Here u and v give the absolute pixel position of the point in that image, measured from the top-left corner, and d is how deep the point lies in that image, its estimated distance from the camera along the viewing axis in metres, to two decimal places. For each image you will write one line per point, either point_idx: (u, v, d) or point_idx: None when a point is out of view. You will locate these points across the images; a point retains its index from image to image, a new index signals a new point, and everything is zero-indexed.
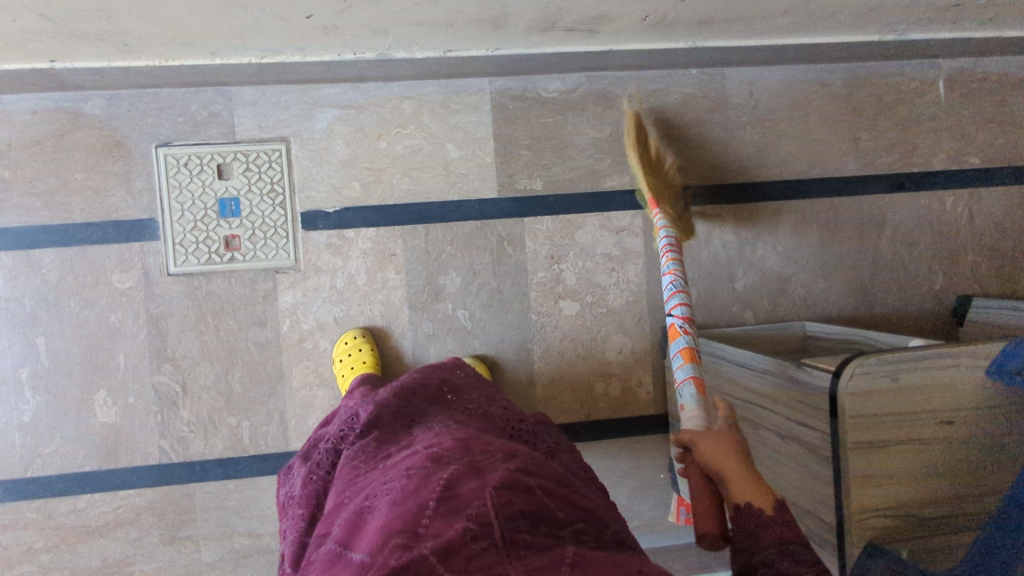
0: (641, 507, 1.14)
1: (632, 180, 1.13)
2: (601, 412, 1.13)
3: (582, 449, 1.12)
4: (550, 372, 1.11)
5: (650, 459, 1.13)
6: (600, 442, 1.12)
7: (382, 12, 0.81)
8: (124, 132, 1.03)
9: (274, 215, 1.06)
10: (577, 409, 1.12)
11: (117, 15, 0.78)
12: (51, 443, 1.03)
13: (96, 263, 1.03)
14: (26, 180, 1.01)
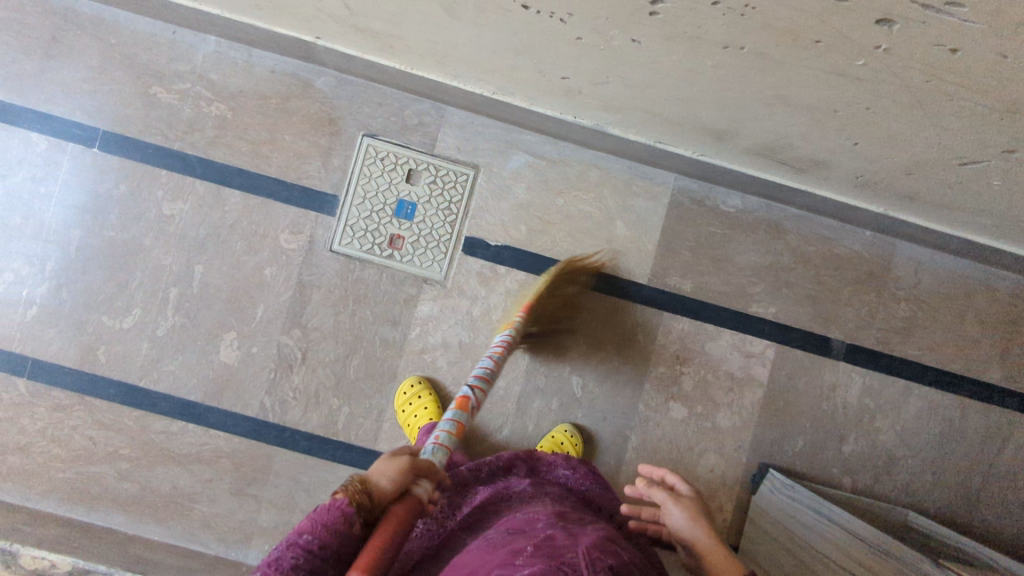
0: None
1: (776, 313, 1.14)
2: None
3: None
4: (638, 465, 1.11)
5: None
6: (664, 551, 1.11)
7: (629, 97, 0.86)
8: (340, 113, 1.10)
9: (441, 231, 1.11)
10: None
11: (405, 27, 0.84)
12: (171, 364, 1.08)
13: (273, 219, 1.09)
14: (242, 126, 1.09)
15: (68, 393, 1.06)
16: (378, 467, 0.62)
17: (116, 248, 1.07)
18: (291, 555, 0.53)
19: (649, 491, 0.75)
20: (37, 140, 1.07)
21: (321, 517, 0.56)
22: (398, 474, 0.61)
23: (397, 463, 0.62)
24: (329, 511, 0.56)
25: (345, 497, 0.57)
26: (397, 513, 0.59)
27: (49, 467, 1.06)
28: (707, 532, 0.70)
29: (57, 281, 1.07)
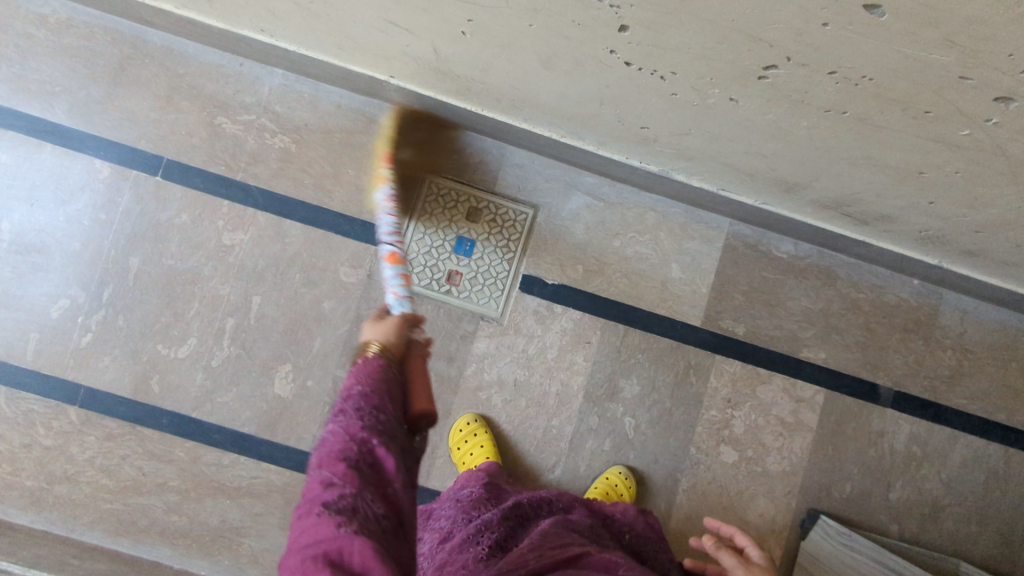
0: None
1: (826, 358, 1.15)
2: None
3: None
4: (689, 508, 1.11)
5: None
6: None
7: (707, 148, 0.88)
8: (403, 149, 1.11)
9: (499, 268, 1.11)
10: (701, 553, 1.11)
11: (491, 73, 0.85)
12: (225, 395, 1.07)
13: (333, 251, 1.09)
14: (305, 159, 1.10)
15: (120, 422, 1.05)
16: (368, 331, 0.60)
17: (174, 277, 1.07)
18: (347, 405, 0.52)
19: (717, 552, 0.70)
20: (102, 167, 1.07)
21: (365, 369, 0.55)
22: (397, 325, 0.60)
23: (388, 322, 0.61)
24: (368, 363, 0.56)
25: (373, 354, 0.57)
26: (416, 364, 0.59)
27: (97, 497, 1.04)
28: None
29: (114, 308, 1.06)
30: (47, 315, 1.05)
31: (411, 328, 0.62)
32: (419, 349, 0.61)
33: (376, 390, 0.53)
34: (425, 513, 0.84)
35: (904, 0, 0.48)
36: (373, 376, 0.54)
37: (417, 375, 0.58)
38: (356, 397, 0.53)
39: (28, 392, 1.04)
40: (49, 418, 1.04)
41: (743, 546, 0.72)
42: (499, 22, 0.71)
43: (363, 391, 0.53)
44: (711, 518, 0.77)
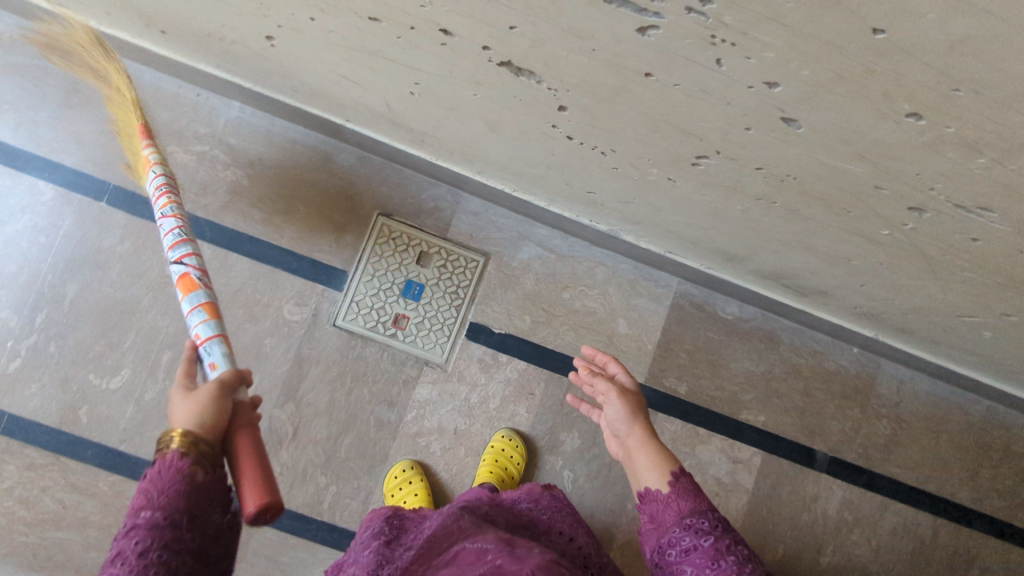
0: None
1: (765, 421, 1.17)
2: None
3: None
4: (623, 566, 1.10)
5: None
6: None
7: (652, 217, 0.89)
8: (358, 190, 1.11)
9: (446, 314, 1.11)
10: None
11: (441, 128, 0.86)
12: (156, 429, 1.04)
13: (278, 289, 1.08)
14: (256, 194, 1.09)
15: (43, 452, 1.02)
16: (180, 409, 0.57)
17: (112, 305, 1.05)
18: (127, 549, 0.52)
19: (594, 381, 0.82)
20: (46, 190, 1.06)
21: (161, 479, 0.54)
22: (207, 399, 0.58)
23: (201, 394, 0.58)
24: (165, 469, 0.54)
25: (175, 452, 0.55)
26: (245, 437, 0.58)
27: (12, 530, 1.00)
28: (636, 431, 0.79)
29: (46, 333, 1.04)
30: None
31: (233, 394, 0.60)
32: (248, 413, 0.60)
33: (164, 491, 0.53)
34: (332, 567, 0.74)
35: (817, 118, 0.50)
36: (168, 492, 0.54)
37: (244, 467, 0.56)
38: (141, 529, 0.53)
39: None
40: None
41: (612, 372, 0.85)
42: (444, 87, 0.72)
43: (153, 519, 0.53)
44: (585, 347, 0.88)
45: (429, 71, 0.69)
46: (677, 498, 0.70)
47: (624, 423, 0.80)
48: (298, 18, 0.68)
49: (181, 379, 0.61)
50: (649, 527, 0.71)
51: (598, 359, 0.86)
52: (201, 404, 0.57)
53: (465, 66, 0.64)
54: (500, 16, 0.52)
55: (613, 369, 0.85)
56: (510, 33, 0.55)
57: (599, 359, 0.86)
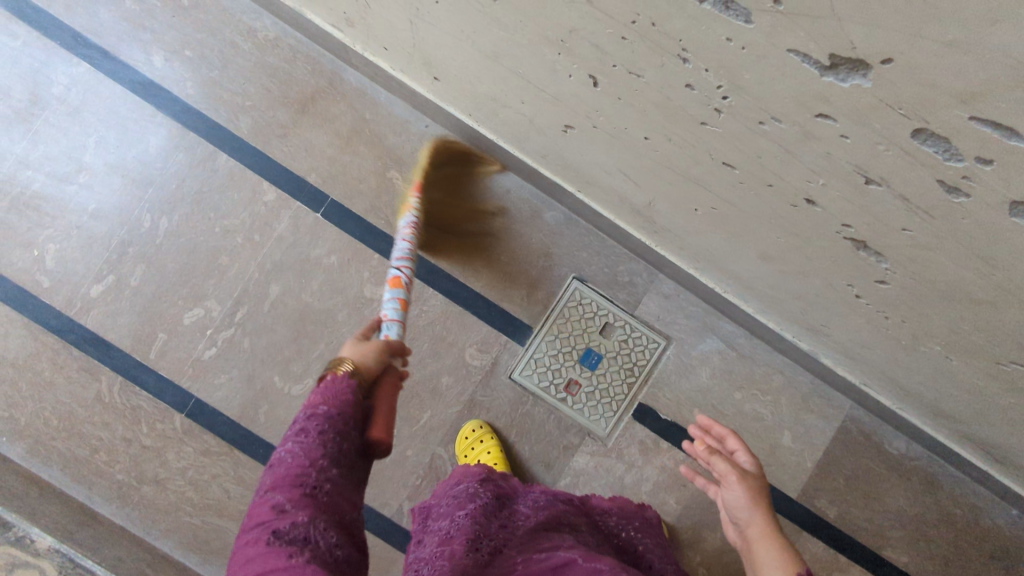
0: None
1: (910, 564, 1.14)
2: None
3: None
4: None
5: None
6: None
7: (882, 363, 0.87)
8: (558, 250, 1.11)
9: (618, 389, 1.11)
10: None
11: (696, 234, 0.85)
12: None
13: (465, 331, 1.10)
14: (462, 235, 1.10)
15: (220, 441, 1.06)
16: (352, 348, 0.65)
17: (308, 315, 1.08)
18: (308, 426, 0.56)
19: (710, 462, 0.67)
20: (269, 191, 1.08)
21: (334, 387, 0.59)
22: (373, 352, 0.65)
23: (372, 344, 0.67)
24: (336, 381, 0.59)
25: (346, 373, 0.61)
26: (388, 389, 0.64)
27: (179, 508, 1.05)
28: (762, 523, 0.62)
29: (242, 329, 1.07)
30: (179, 318, 1.07)
31: (389, 355, 0.67)
32: (393, 377, 0.65)
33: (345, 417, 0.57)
34: (422, 511, 0.80)
35: None
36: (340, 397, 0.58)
37: (384, 399, 0.62)
38: (319, 418, 0.56)
39: (143, 386, 1.06)
40: (156, 417, 1.06)
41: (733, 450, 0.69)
42: (743, 221, 0.71)
43: (329, 413, 0.57)
44: (704, 416, 0.73)
45: (746, 209, 0.67)
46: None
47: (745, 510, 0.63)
48: (626, 132, 0.68)
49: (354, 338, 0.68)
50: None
51: (716, 433, 0.71)
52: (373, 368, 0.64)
53: (798, 224, 0.63)
54: (902, 220, 0.51)
55: (726, 445, 0.70)
56: (895, 231, 0.53)
57: (716, 433, 0.71)
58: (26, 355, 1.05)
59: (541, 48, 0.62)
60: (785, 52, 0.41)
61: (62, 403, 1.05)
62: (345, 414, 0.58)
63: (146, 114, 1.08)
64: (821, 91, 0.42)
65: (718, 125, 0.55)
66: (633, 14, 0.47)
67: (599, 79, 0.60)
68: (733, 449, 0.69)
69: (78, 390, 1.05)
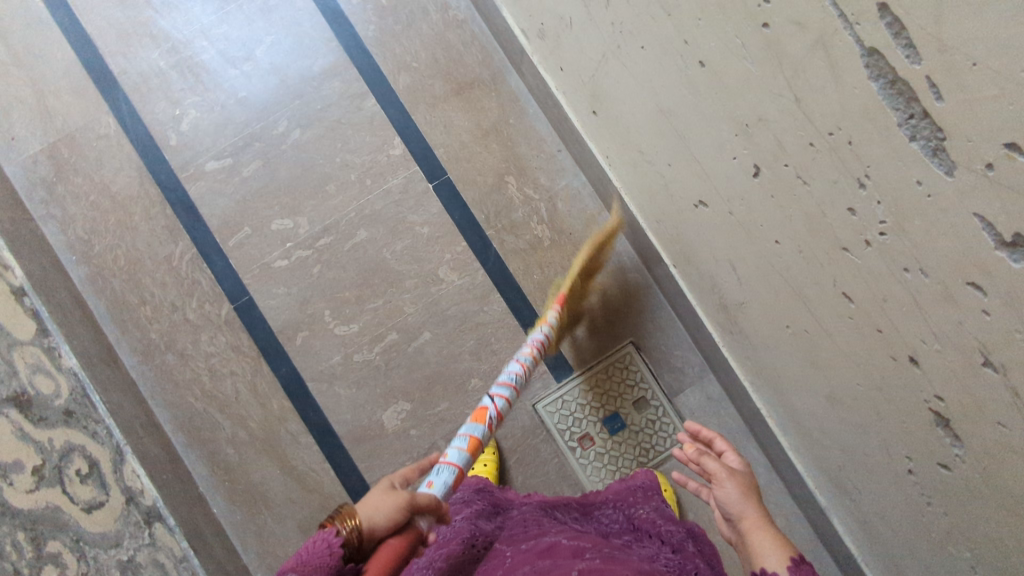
0: None
1: None
2: None
3: None
4: None
5: None
6: None
7: (897, 550, 0.85)
8: (626, 311, 1.13)
9: (626, 462, 1.10)
10: None
11: (774, 350, 0.86)
12: (343, 388, 1.10)
13: (511, 345, 1.12)
14: (547, 259, 1.13)
15: (252, 345, 1.10)
16: (370, 501, 0.54)
17: (380, 268, 1.12)
18: None
19: (699, 459, 0.67)
20: (397, 147, 1.14)
21: (313, 550, 0.49)
22: (394, 511, 0.53)
23: (395, 495, 0.54)
24: (325, 542, 0.49)
25: (339, 531, 0.50)
26: None
27: (190, 387, 1.09)
28: (756, 514, 0.61)
29: (318, 255, 1.12)
30: (268, 221, 1.12)
31: (418, 510, 0.55)
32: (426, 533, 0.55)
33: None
34: None
35: None
36: (316, 564, 0.48)
37: (390, 543, 0.52)
38: (295, 573, 0.47)
39: (211, 266, 1.11)
40: (209, 298, 1.10)
41: (722, 453, 0.69)
42: (832, 355, 0.72)
43: (305, 568, 0.48)
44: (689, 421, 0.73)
45: (843, 345, 0.68)
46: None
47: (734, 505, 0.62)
48: (761, 229, 0.70)
49: (390, 477, 0.58)
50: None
51: (704, 436, 0.71)
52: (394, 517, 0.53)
53: (889, 379, 0.64)
54: (999, 414, 0.52)
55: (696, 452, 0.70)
56: (988, 422, 0.54)
57: (704, 436, 0.71)
58: (128, 196, 1.12)
59: (721, 123, 0.65)
60: (971, 214, 0.43)
61: (137, 249, 1.11)
62: (332, 563, 0.49)
63: (324, 37, 1.15)
64: (987, 262, 0.44)
65: (861, 257, 0.56)
66: (835, 126, 0.50)
67: (763, 171, 0.63)
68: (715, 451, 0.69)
69: (156, 244, 1.11)
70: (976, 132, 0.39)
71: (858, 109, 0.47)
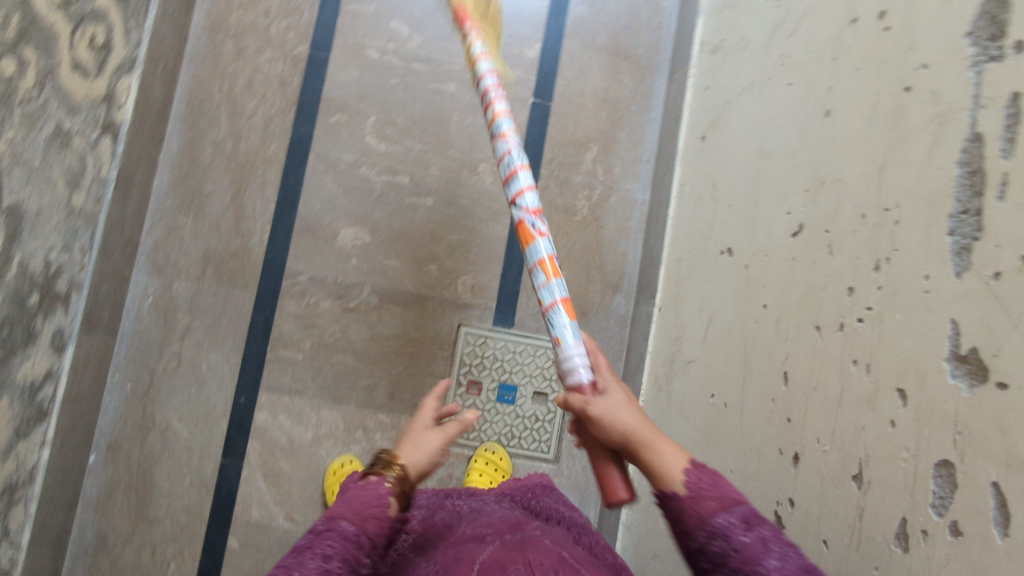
0: None
1: None
2: None
3: None
4: None
5: None
6: None
7: None
8: (590, 320, 1.14)
9: (488, 432, 1.11)
10: None
11: (681, 416, 0.87)
12: (333, 182, 1.12)
13: (483, 267, 1.13)
14: (567, 229, 1.14)
15: (296, 92, 1.12)
16: (405, 445, 0.58)
17: (439, 123, 1.14)
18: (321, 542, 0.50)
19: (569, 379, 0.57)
20: (534, 49, 1.16)
21: (365, 492, 0.53)
22: (431, 444, 0.58)
23: (434, 429, 0.59)
24: (373, 487, 0.53)
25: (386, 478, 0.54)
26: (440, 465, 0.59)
27: (224, 80, 1.11)
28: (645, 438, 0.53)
29: (403, 74, 1.14)
30: (390, 18, 1.15)
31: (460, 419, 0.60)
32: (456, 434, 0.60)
33: (371, 540, 0.51)
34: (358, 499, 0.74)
35: None
36: (369, 513, 0.52)
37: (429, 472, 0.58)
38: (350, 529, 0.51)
39: (318, 10, 1.14)
40: (297, 31, 1.13)
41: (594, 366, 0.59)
42: (728, 435, 0.73)
43: (348, 529, 0.51)
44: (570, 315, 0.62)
45: (743, 427, 0.70)
46: (707, 490, 0.49)
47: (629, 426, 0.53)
48: (760, 291, 0.71)
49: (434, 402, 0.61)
50: (715, 510, 0.47)
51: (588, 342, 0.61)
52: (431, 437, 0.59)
53: (760, 472, 0.64)
54: (831, 531, 0.53)
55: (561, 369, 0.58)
56: (814, 538, 0.54)
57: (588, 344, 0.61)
58: None
59: (801, 176, 0.67)
60: (948, 321, 0.44)
61: None
62: (375, 525, 0.52)
63: None
64: (928, 369, 0.45)
65: (824, 340, 0.57)
66: (895, 203, 0.51)
67: (803, 232, 0.64)
68: (569, 369, 0.57)
69: None
70: (1011, 240, 0.41)
71: (926, 192, 0.48)
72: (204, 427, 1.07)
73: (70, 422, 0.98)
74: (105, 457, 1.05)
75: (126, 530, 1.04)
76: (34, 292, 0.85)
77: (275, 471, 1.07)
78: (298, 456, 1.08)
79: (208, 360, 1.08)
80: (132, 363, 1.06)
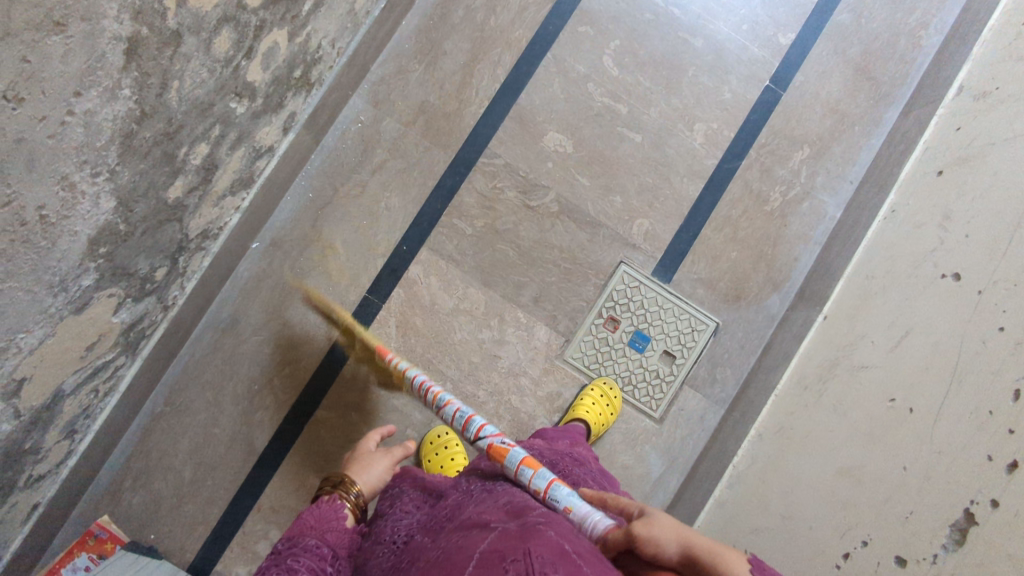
0: (153, 483, 1.06)
1: None
2: (259, 503, 1.07)
3: (247, 461, 1.08)
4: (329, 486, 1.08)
5: (186, 515, 1.06)
6: (235, 482, 1.07)
7: None
8: (742, 306, 1.14)
9: (608, 369, 1.13)
10: (282, 484, 1.07)
11: (832, 413, 0.88)
12: (558, 86, 1.14)
13: (662, 217, 1.15)
14: (754, 214, 1.15)
15: None
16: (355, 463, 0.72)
17: (674, 71, 1.16)
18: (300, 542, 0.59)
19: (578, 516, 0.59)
20: (785, 38, 1.18)
21: (321, 509, 0.63)
22: (377, 468, 0.71)
23: (374, 464, 0.72)
24: (324, 506, 0.63)
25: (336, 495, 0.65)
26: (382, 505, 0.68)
27: None
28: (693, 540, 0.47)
29: (659, 12, 1.16)
30: None
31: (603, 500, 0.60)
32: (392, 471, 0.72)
33: (332, 549, 0.59)
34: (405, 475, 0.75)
35: None
36: (327, 525, 0.61)
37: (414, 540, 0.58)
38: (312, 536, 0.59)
39: None
40: None
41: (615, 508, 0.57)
42: (903, 436, 0.75)
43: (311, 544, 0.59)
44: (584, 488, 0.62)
45: (935, 431, 0.71)
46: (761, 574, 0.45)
47: (677, 532, 0.48)
48: (997, 314, 0.72)
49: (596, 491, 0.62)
50: None
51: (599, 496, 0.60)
52: (373, 474, 0.70)
53: (950, 471, 0.68)
54: None
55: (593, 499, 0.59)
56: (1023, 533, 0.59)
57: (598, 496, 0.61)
58: None
59: None
60: None
61: None
62: (332, 537, 0.60)
63: None
64: None
65: None
66: None
67: None
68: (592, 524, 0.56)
69: None
70: None
71: None
72: (362, 259, 1.11)
73: (260, 203, 1.03)
74: (266, 249, 1.09)
75: (260, 322, 1.09)
76: (299, 68, 0.89)
77: (408, 324, 1.11)
78: (433, 318, 1.11)
79: (387, 200, 1.11)
80: (320, 176, 1.10)
